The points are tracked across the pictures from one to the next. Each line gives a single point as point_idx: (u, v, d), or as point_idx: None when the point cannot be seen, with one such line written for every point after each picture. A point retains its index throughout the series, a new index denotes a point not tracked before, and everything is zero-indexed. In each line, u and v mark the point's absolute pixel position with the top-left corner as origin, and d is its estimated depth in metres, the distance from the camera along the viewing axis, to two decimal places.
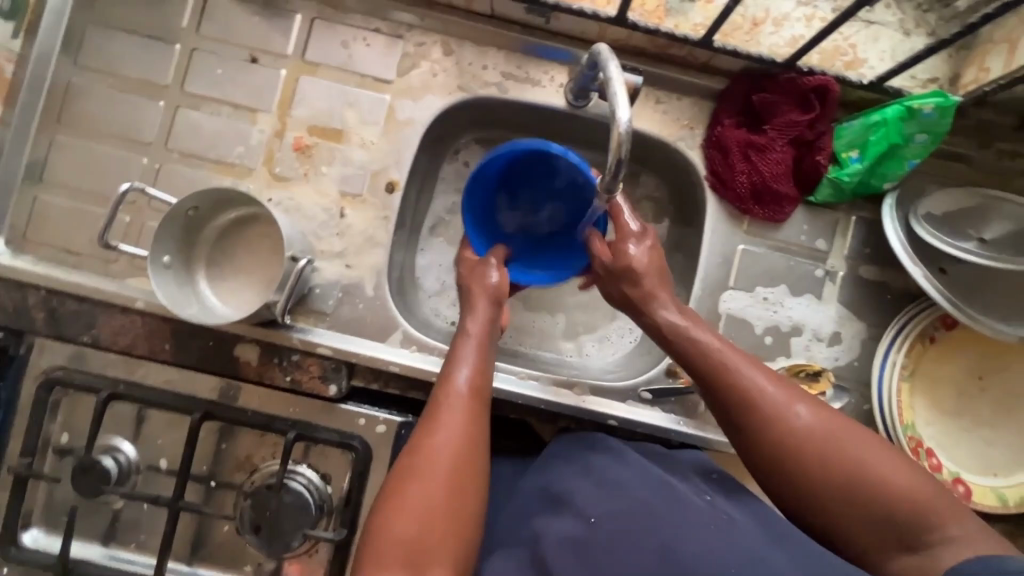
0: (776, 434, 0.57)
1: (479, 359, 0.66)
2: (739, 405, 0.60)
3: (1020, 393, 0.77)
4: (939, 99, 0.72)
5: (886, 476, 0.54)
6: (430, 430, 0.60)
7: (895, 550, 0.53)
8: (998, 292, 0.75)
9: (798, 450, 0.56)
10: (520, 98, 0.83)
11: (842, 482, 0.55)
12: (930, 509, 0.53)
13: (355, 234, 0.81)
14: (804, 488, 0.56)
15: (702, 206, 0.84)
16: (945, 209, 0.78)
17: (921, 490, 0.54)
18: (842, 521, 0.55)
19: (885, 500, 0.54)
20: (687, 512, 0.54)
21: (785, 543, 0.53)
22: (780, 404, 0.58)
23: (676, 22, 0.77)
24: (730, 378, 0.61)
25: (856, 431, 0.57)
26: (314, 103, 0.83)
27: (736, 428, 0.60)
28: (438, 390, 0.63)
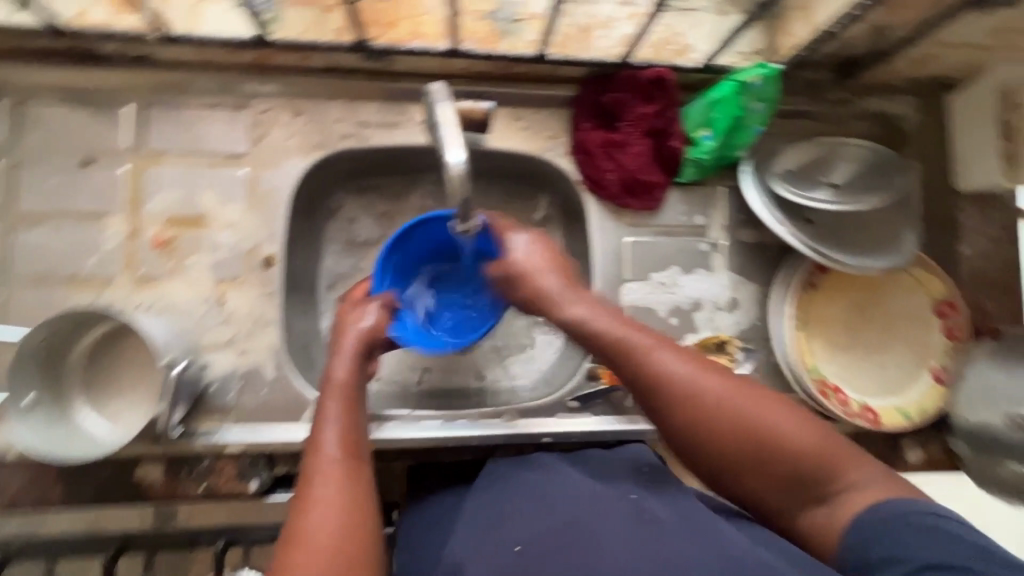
0: (688, 409, 0.56)
1: (346, 413, 0.62)
2: (655, 390, 0.58)
3: (898, 315, 0.85)
4: (762, 70, 0.77)
5: (785, 429, 0.54)
6: (304, 504, 0.54)
7: (804, 503, 0.54)
8: (855, 231, 0.82)
9: (715, 423, 0.55)
10: (381, 143, 0.82)
11: (750, 445, 0.54)
12: (824, 452, 0.54)
13: (242, 319, 0.77)
14: (720, 459, 0.55)
15: (584, 208, 0.86)
16: (798, 163, 0.84)
17: (811, 440, 0.54)
18: (754, 482, 0.55)
19: (786, 455, 0.54)
20: (608, 522, 0.55)
21: (699, 536, 0.53)
22: (687, 376, 0.57)
23: (510, 43, 0.78)
24: (637, 364, 0.59)
25: (760, 396, 0.56)
26: (165, 194, 0.78)
27: (656, 413, 0.58)
28: (310, 460, 0.58)
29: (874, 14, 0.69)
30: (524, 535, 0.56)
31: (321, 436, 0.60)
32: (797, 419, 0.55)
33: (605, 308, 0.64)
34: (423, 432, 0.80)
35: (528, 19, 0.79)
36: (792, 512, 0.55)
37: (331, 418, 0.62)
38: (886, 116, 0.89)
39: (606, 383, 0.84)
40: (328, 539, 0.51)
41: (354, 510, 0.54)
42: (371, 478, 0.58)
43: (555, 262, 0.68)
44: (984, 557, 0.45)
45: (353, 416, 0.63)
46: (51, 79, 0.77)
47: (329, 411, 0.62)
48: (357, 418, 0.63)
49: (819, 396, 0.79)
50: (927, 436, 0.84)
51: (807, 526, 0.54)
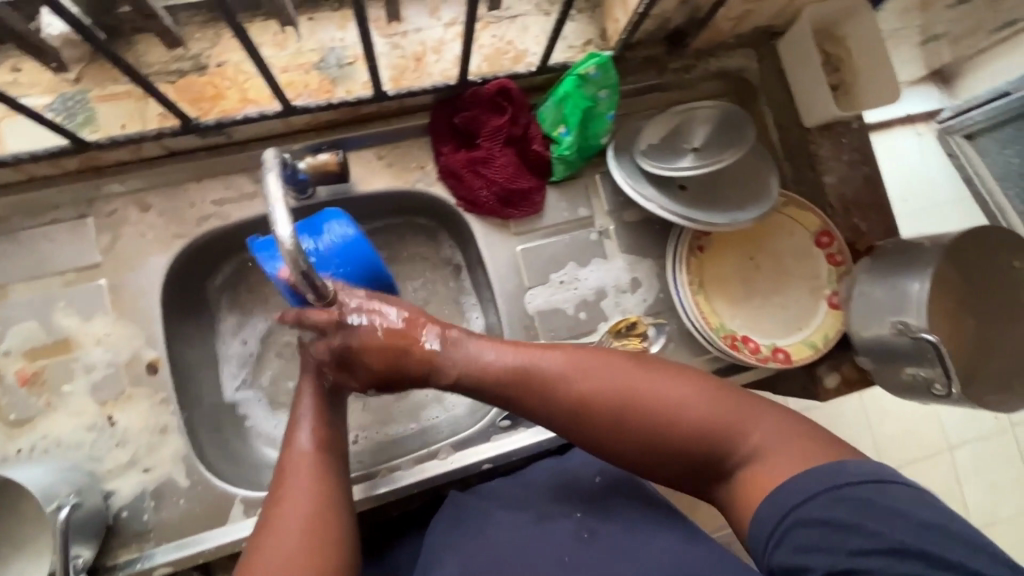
0: (575, 411, 0.57)
1: (319, 414, 0.64)
2: (543, 403, 0.58)
3: (784, 254, 0.89)
4: (595, 59, 0.78)
5: (674, 411, 0.54)
6: (281, 496, 0.57)
7: (713, 479, 0.54)
8: (724, 187, 0.85)
9: (602, 420, 0.56)
10: (244, 216, 0.79)
11: (643, 435, 0.54)
12: (717, 424, 0.53)
13: (138, 434, 0.73)
14: (621, 455, 0.56)
15: (468, 228, 0.86)
16: (658, 136, 0.86)
17: (701, 413, 0.53)
18: (659, 469, 0.55)
19: (679, 437, 0.53)
20: (544, 547, 0.57)
21: (625, 560, 0.55)
22: (565, 384, 0.57)
23: (346, 88, 0.77)
24: (522, 383, 0.59)
25: (644, 382, 0.56)
26: (20, 327, 0.72)
27: (553, 424, 0.59)
28: (281, 457, 0.60)
29: None
30: (466, 562, 0.58)
31: (295, 437, 0.62)
32: (686, 395, 0.54)
33: (484, 338, 0.63)
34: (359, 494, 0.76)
35: (356, 60, 0.78)
36: (710, 489, 0.55)
37: (304, 416, 0.64)
38: (727, 72, 0.94)
39: None
40: (303, 524, 0.54)
41: (321, 506, 0.56)
42: (343, 476, 0.60)
43: (420, 322, 0.63)
44: (892, 553, 0.42)
45: (325, 415, 0.64)
46: None
47: (303, 411, 0.64)
48: (329, 418, 0.65)
49: (731, 351, 0.81)
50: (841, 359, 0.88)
51: (724, 501, 0.54)
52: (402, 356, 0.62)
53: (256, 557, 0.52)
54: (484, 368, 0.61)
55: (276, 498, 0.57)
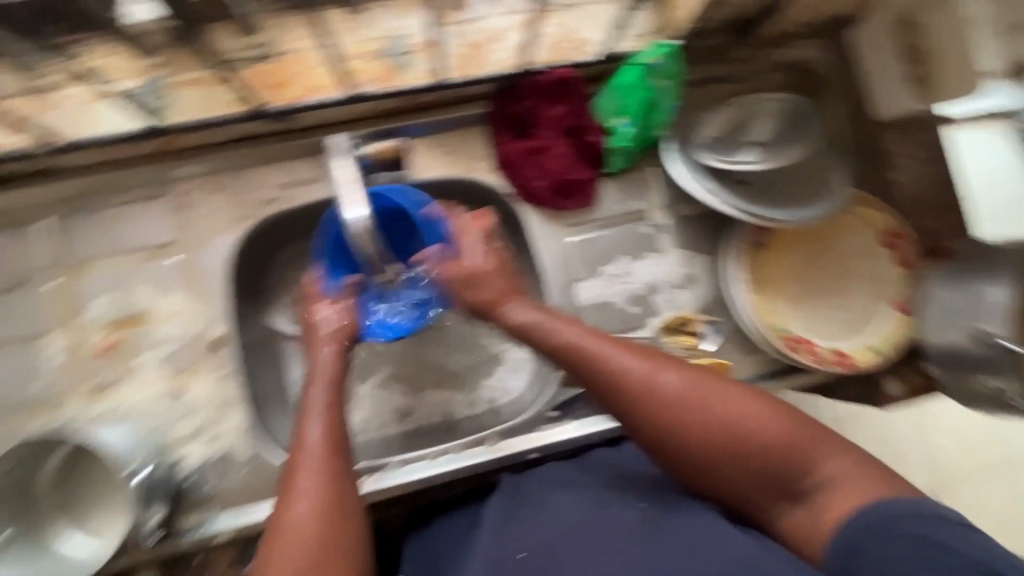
0: (652, 412, 0.57)
1: (331, 404, 0.63)
2: (619, 398, 0.59)
3: (849, 254, 0.85)
4: (662, 48, 0.78)
5: (753, 428, 0.55)
6: (292, 492, 0.56)
7: (778, 500, 0.55)
8: (787, 184, 0.82)
9: (676, 424, 0.56)
10: (307, 200, 0.81)
11: (715, 446, 0.55)
12: (792, 447, 0.54)
13: (205, 406, 0.76)
14: (689, 462, 0.57)
15: (522, 218, 0.86)
16: (719, 129, 0.84)
17: (780, 431, 0.54)
18: (724, 482, 0.56)
19: (752, 453, 0.55)
20: (605, 535, 0.56)
21: (694, 554, 0.53)
22: (646, 376, 0.58)
23: (409, 76, 0.78)
24: (600, 374, 0.59)
25: (723, 387, 0.57)
26: (101, 299, 0.77)
27: (623, 419, 0.59)
28: (292, 452, 0.59)
29: None
30: (528, 543, 0.58)
31: (306, 427, 0.61)
32: (766, 415, 0.55)
33: (560, 316, 0.64)
34: (407, 476, 0.79)
35: (418, 49, 0.79)
36: (775, 514, 0.56)
37: (315, 409, 0.62)
38: (794, 64, 0.90)
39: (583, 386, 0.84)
40: (314, 525, 0.54)
41: (335, 508, 0.56)
42: (353, 472, 0.59)
43: (504, 269, 0.69)
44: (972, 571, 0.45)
45: (336, 408, 0.63)
46: None
47: (316, 402, 0.63)
48: (343, 408, 0.64)
49: (788, 352, 0.78)
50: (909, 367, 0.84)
51: (785, 525, 0.55)
52: (474, 295, 0.68)
53: (269, 555, 0.53)
54: (562, 344, 0.62)
55: (286, 499, 0.56)
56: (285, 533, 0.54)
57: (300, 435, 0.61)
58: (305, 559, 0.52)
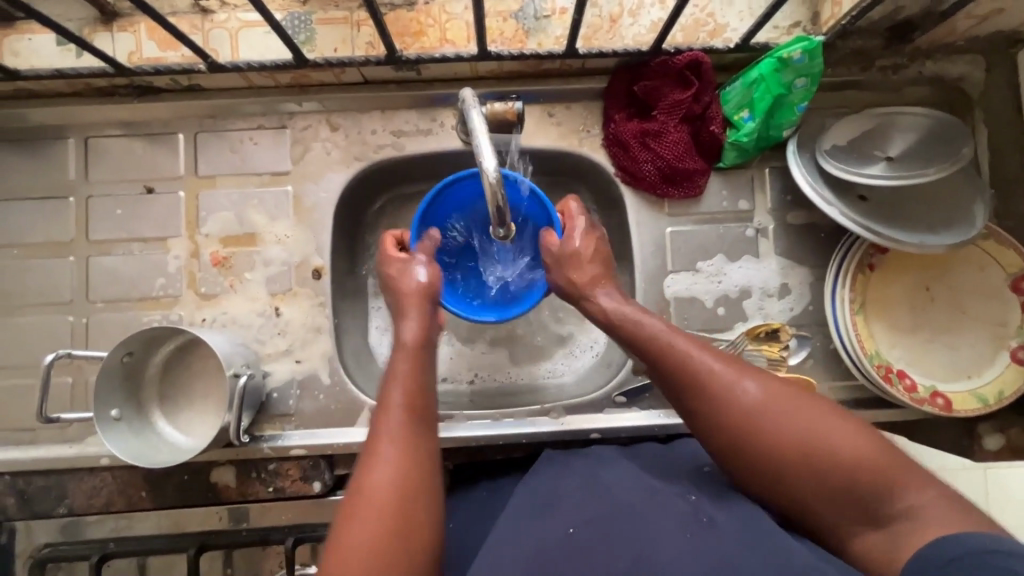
0: (732, 415, 0.56)
1: (416, 370, 0.63)
2: (695, 395, 0.58)
3: (968, 292, 0.79)
4: (804, 43, 0.73)
5: (840, 446, 0.52)
6: (370, 463, 0.56)
7: (857, 524, 0.52)
8: (914, 206, 0.77)
9: (756, 431, 0.55)
10: (418, 150, 0.83)
11: (794, 460, 0.53)
12: (881, 470, 0.51)
13: (297, 328, 0.81)
14: (768, 478, 0.55)
15: (621, 200, 0.85)
16: (847, 138, 0.79)
17: (868, 456, 0.52)
18: (801, 499, 0.53)
19: (834, 473, 0.52)
20: (663, 518, 0.55)
21: (756, 549, 0.51)
22: (726, 380, 0.57)
23: (537, 40, 0.78)
24: (679, 369, 0.59)
25: (803, 403, 0.55)
26: (219, 214, 0.82)
27: (694, 419, 0.58)
28: (374, 419, 0.60)
29: None
30: (577, 518, 0.57)
31: (389, 393, 0.61)
32: (852, 434, 0.53)
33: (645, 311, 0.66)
34: (470, 431, 0.80)
35: (553, 14, 0.79)
36: (848, 535, 0.53)
37: (399, 376, 0.62)
38: (945, 79, 0.83)
39: None
40: (393, 498, 0.54)
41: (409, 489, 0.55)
42: (433, 441, 0.60)
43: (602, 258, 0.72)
44: None
45: (421, 381, 0.63)
46: (113, 114, 0.82)
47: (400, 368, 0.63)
48: (427, 379, 0.64)
49: (885, 384, 0.74)
50: (1005, 420, 0.80)
51: (859, 547, 0.52)
52: (567, 268, 0.71)
53: (342, 521, 0.54)
54: (647, 334, 0.63)
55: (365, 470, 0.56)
56: (365, 504, 0.54)
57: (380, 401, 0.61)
58: (380, 543, 0.51)
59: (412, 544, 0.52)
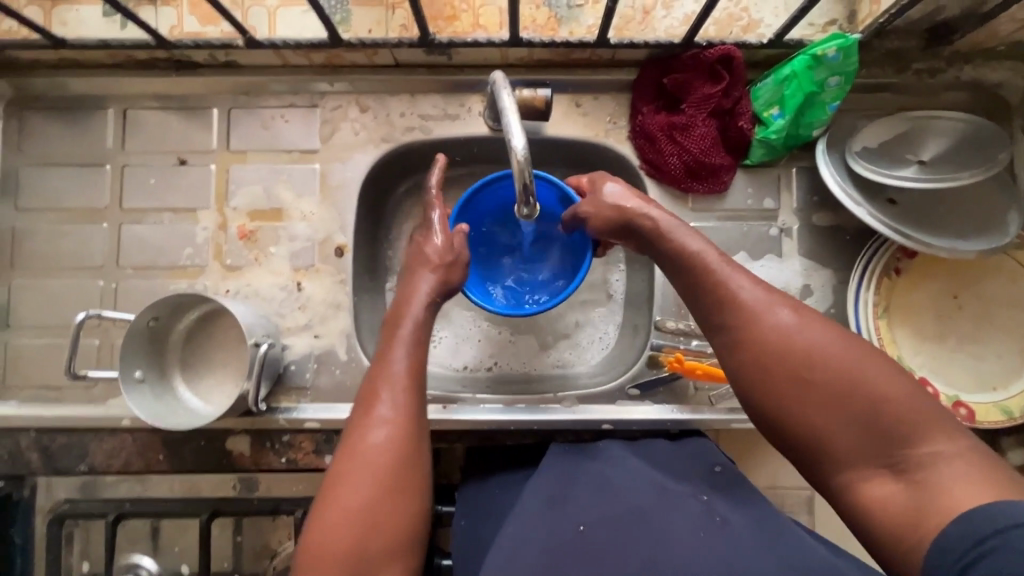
0: (763, 331, 0.56)
1: (414, 340, 0.66)
2: (739, 316, 0.58)
3: (997, 302, 0.77)
4: (839, 41, 0.72)
5: (869, 378, 0.52)
6: (370, 413, 0.61)
7: (874, 469, 0.50)
8: (945, 211, 0.75)
9: (784, 349, 0.55)
10: (445, 134, 0.84)
11: (830, 386, 0.52)
12: (914, 411, 0.50)
13: (317, 303, 0.83)
14: (789, 399, 0.54)
15: (645, 193, 0.85)
16: (878, 139, 0.78)
17: (898, 395, 0.51)
18: (829, 431, 0.52)
19: (868, 404, 0.51)
20: (675, 519, 0.55)
21: (771, 553, 0.51)
22: (761, 302, 0.58)
23: (569, 29, 0.79)
24: (725, 292, 0.59)
25: (838, 334, 0.55)
26: (247, 189, 0.84)
27: (733, 340, 0.58)
28: (373, 376, 0.64)
29: None
30: (589, 516, 0.57)
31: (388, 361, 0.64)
32: (892, 373, 0.52)
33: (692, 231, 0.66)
34: (483, 415, 0.80)
35: (586, 3, 0.79)
36: (863, 480, 0.51)
37: (399, 341, 0.66)
38: (984, 85, 0.81)
39: (669, 371, 0.80)
40: (388, 451, 0.59)
41: (403, 445, 0.60)
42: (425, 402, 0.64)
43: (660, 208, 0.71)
44: None
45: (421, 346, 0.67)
46: (151, 87, 0.85)
47: (403, 336, 0.67)
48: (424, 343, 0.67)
49: None
50: None
51: (866, 499, 0.51)
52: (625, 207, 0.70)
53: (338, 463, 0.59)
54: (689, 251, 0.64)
55: (362, 422, 0.61)
56: (364, 449, 0.59)
57: (380, 360, 0.65)
58: (374, 486, 0.57)
59: (403, 496, 0.58)
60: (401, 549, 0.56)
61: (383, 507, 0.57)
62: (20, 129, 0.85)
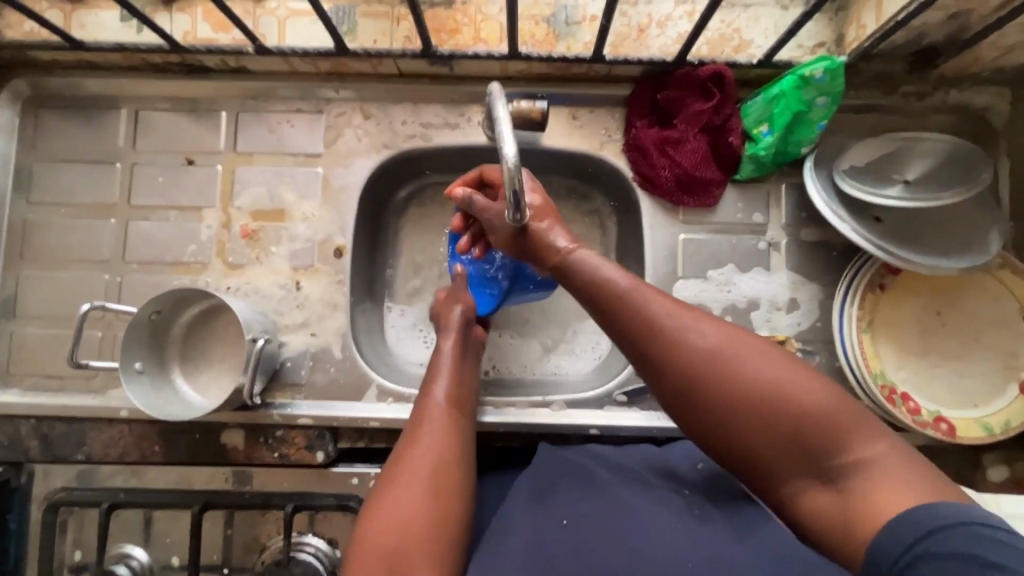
0: (683, 361, 0.52)
1: (455, 370, 0.72)
2: (652, 340, 0.54)
3: (980, 319, 0.79)
4: (826, 63, 0.74)
5: (792, 392, 0.49)
6: (417, 435, 0.64)
7: (807, 478, 0.49)
8: (928, 231, 0.77)
9: (706, 375, 0.52)
10: (445, 143, 0.87)
11: (747, 407, 0.50)
12: (837, 418, 0.48)
13: (315, 302, 0.85)
14: (718, 426, 0.51)
15: (637, 205, 0.87)
16: (865, 159, 0.80)
17: (825, 403, 0.48)
18: (747, 447, 0.50)
19: (789, 422, 0.49)
20: (657, 513, 0.57)
21: (750, 544, 0.54)
22: (682, 327, 0.54)
23: (567, 45, 0.82)
24: (638, 313, 0.55)
25: (758, 349, 0.52)
26: (252, 189, 0.86)
27: (648, 365, 0.55)
28: (419, 403, 0.68)
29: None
30: (572, 510, 0.58)
31: (433, 389, 0.69)
32: (810, 379, 0.50)
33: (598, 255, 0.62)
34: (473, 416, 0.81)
35: (583, 21, 0.82)
36: (794, 492, 0.50)
37: (442, 373, 0.72)
38: (969, 109, 0.84)
39: None
40: (433, 466, 0.61)
41: (446, 463, 0.62)
42: (469, 432, 0.68)
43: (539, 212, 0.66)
44: None
45: (461, 379, 0.72)
46: (163, 90, 0.88)
47: (443, 368, 0.72)
48: (464, 380, 0.73)
49: (888, 404, 0.74)
50: (1009, 451, 0.79)
51: (805, 503, 0.49)
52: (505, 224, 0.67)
53: (385, 479, 0.60)
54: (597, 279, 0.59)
55: (411, 441, 0.64)
56: (412, 464, 0.61)
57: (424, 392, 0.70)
58: (418, 499, 0.57)
59: (448, 511, 0.58)
60: (439, 562, 0.54)
61: (428, 520, 0.56)
62: (36, 126, 0.88)
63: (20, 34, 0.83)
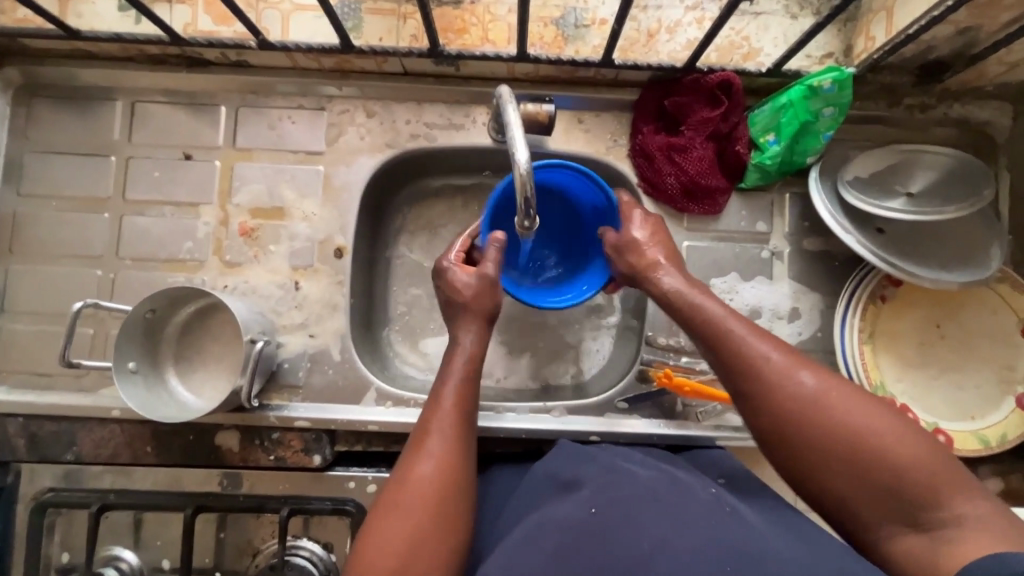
0: (784, 398, 0.57)
1: (462, 380, 0.67)
2: (756, 371, 0.59)
3: (979, 332, 0.80)
4: (835, 74, 0.75)
5: (888, 446, 0.53)
6: (419, 447, 0.62)
7: (895, 525, 0.52)
8: (933, 243, 0.78)
9: (806, 419, 0.56)
10: (448, 143, 0.86)
11: (847, 446, 0.54)
12: (930, 478, 0.51)
13: (314, 303, 0.83)
14: (810, 470, 0.56)
15: (641, 211, 0.86)
16: (871, 170, 0.80)
17: (919, 461, 0.52)
18: (837, 492, 0.54)
19: (886, 469, 0.53)
20: (687, 508, 0.55)
21: (784, 550, 0.51)
22: (782, 370, 0.58)
23: (575, 48, 0.81)
24: (737, 346, 0.61)
25: (853, 397, 0.56)
26: (251, 186, 0.85)
27: (748, 396, 0.59)
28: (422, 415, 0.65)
29: (958, 15, 0.67)
30: (599, 498, 0.56)
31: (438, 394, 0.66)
32: (905, 435, 0.54)
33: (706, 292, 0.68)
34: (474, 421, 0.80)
35: (592, 24, 0.81)
36: (883, 535, 0.53)
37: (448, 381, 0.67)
38: (972, 123, 0.84)
39: (658, 385, 0.82)
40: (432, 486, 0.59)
41: (446, 484, 0.60)
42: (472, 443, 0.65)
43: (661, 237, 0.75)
44: None
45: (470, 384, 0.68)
46: (159, 82, 0.86)
47: (451, 370, 0.68)
48: (472, 393, 0.68)
49: None
50: (1003, 464, 0.80)
51: (894, 548, 0.53)
52: (629, 260, 0.73)
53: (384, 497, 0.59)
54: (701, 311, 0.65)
55: (412, 457, 0.61)
56: (414, 479, 0.60)
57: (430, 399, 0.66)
58: (415, 527, 0.56)
59: (445, 538, 0.57)
60: None
61: (426, 548, 0.56)
62: (27, 116, 0.86)
63: (12, 21, 0.81)
